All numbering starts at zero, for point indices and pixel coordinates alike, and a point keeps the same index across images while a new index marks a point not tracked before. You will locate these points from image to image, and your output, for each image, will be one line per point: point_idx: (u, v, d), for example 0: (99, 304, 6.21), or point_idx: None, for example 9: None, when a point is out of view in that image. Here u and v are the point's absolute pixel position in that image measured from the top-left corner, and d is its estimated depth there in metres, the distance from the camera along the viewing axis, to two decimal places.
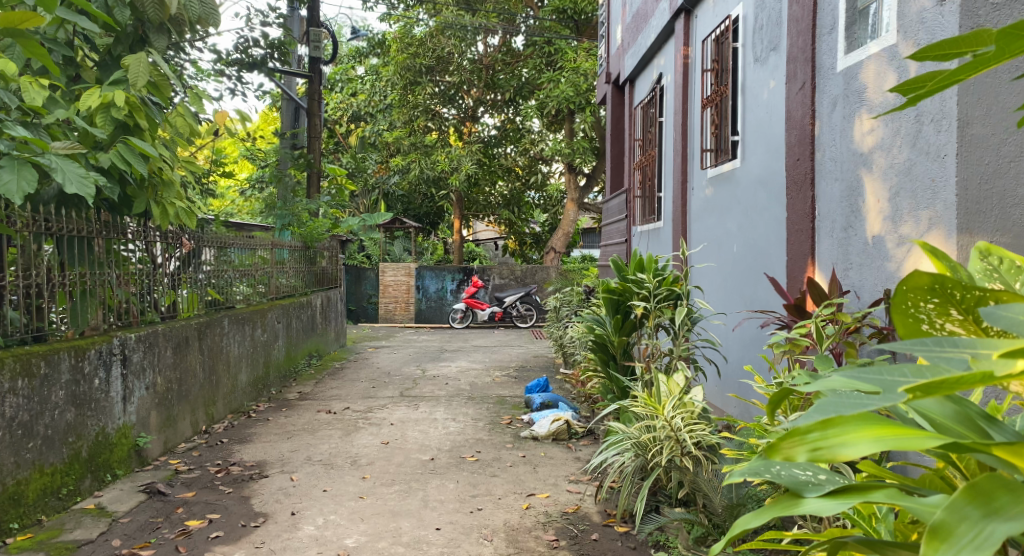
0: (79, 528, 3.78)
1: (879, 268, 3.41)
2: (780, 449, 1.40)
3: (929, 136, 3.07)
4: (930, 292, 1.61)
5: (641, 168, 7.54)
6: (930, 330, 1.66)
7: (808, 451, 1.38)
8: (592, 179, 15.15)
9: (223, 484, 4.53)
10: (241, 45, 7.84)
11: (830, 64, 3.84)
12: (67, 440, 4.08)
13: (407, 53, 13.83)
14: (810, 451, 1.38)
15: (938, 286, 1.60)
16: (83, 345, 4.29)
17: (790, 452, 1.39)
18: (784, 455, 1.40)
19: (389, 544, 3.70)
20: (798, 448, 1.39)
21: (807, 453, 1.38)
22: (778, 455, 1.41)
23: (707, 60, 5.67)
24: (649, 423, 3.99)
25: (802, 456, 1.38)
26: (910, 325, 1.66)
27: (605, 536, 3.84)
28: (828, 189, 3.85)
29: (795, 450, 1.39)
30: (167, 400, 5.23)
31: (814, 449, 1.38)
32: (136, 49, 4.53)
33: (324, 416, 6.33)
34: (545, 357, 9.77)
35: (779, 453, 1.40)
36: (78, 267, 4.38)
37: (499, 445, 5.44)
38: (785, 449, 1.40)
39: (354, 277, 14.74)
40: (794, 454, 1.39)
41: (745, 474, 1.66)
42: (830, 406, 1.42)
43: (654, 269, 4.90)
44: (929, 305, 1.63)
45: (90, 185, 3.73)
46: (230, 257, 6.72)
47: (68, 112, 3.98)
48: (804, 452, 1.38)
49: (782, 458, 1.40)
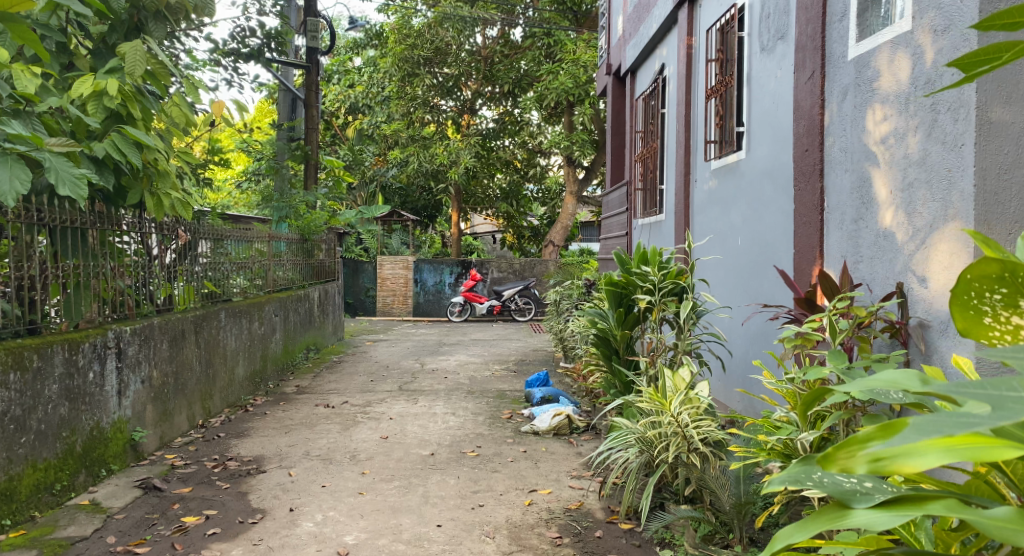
0: (73, 525, 3.70)
1: (891, 260, 3.33)
2: (836, 460, 1.35)
3: (946, 124, 2.99)
4: (998, 281, 1.58)
5: (643, 160, 7.46)
6: (992, 324, 1.61)
7: (867, 462, 1.32)
8: (592, 172, 15.05)
9: (219, 480, 4.45)
10: (237, 34, 7.75)
11: (841, 52, 3.76)
12: (60, 435, 3.99)
13: (405, 44, 13.68)
14: (870, 462, 1.32)
15: (1008, 274, 1.57)
16: (77, 338, 4.20)
17: (847, 463, 1.34)
18: (840, 467, 1.35)
19: (390, 541, 3.62)
20: (857, 459, 1.33)
21: (866, 464, 1.32)
22: (833, 467, 1.36)
23: (712, 50, 5.58)
24: (656, 419, 3.91)
25: (861, 467, 1.32)
26: (972, 318, 1.62)
27: (609, 533, 3.78)
28: (837, 180, 3.78)
29: (853, 461, 1.33)
30: (164, 394, 5.15)
31: (874, 460, 1.32)
32: (131, 37, 4.46)
33: (322, 410, 6.26)
34: (544, 351, 9.70)
35: (836, 464, 1.35)
36: (72, 259, 4.30)
37: (499, 440, 5.37)
38: (842, 460, 1.35)
39: (352, 271, 14.62)
40: (852, 466, 1.33)
41: (786, 483, 1.56)
42: (930, 427, 1.25)
43: (659, 262, 4.74)
44: (996, 296, 1.59)
45: (84, 186, 3.67)
46: (226, 249, 6.63)
47: (62, 100, 3.90)
48: (864, 463, 1.32)
49: (839, 468, 1.35)
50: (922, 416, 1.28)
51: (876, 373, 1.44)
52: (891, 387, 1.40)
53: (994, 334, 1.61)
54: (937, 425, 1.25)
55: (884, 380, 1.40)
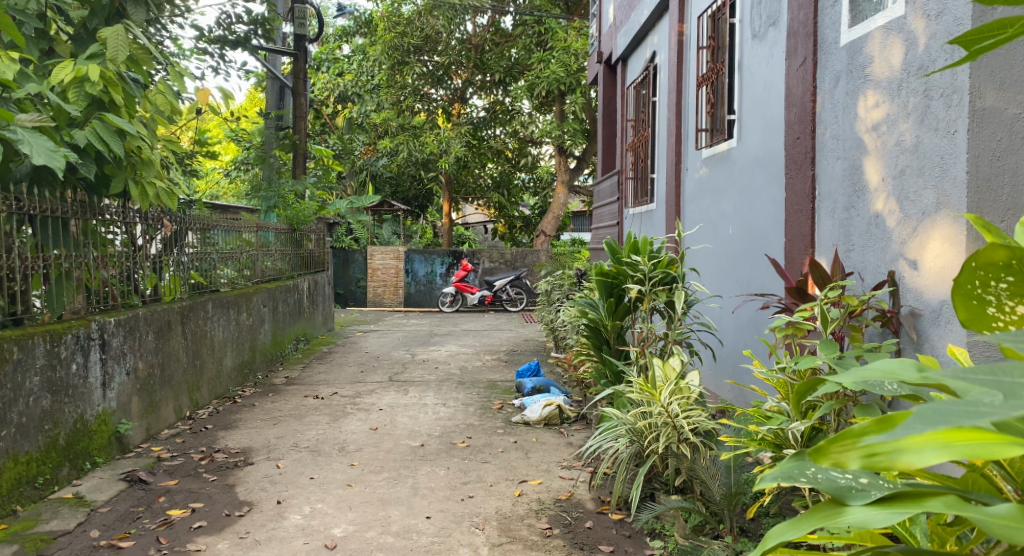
0: (55, 519, 3.64)
1: (882, 249, 3.31)
2: (829, 454, 1.31)
3: (939, 111, 2.96)
4: (1005, 269, 1.54)
5: (634, 149, 7.42)
6: (996, 314, 1.57)
7: (861, 456, 1.29)
8: (583, 161, 15.00)
9: (206, 472, 4.41)
10: (224, 21, 7.64)
11: (832, 37, 3.72)
12: (42, 428, 3.93)
13: (394, 32, 13.58)
14: (864, 456, 1.29)
15: (1015, 262, 1.53)
16: (59, 329, 4.14)
17: (841, 457, 1.30)
18: (833, 460, 1.31)
19: (378, 534, 3.59)
20: (851, 453, 1.30)
21: (859, 458, 1.29)
22: (826, 460, 1.32)
23: (702, 37, 5.52)
24: (646, 410, 3.88)
25: (855, 462, 1.29)
26: (975, 308, 1.57)
27: (599, 524, 3.75)
28: (829, 167, 3.74)
29: (846, 456, 1.30)
30: (150, 385, 5.09)
31: (868, 454, 1.29)
32: (111, 22, 4.41)
33: (312, 401, 6.22)
34: (535, 341, 9.66)
35: (829, 458, 1.31)
36: (54, 249, 4.24)
37: (490, 431, 5.34)
38: (835, 454, 1.31)
39: (342, 261, 14.54)
40: (845, 460, 1.30)
41: (778, 480, 1.50)
42: (936, 416, 1.18)
43: (648, 252, 4.72)
44: (1002, 285, 1.55)
45: (59, 158, 3.60)
46: (214, 239, 6.57)
47: (41, 87, 3.83)
48: (857, 457, 1.29)
49: (831, 463, 1.31)
50: (928, 406, 1.20)
51: (872, 360, 1.41)
52: (885, 376, 1.38)
53: (997, 325, 1.57)
54: (942, 413, 1.19)
55: (878, 367, 1.39)
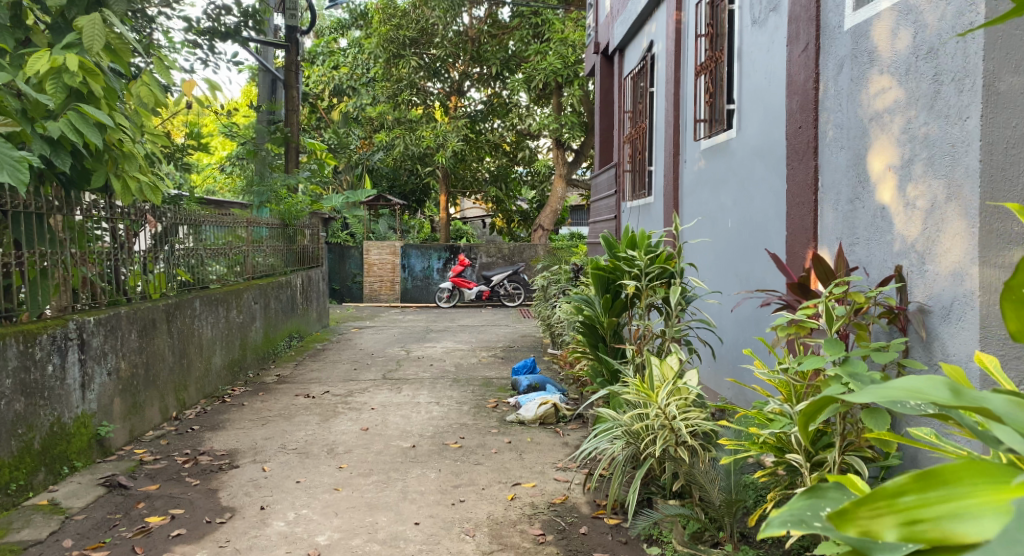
0: (27, 528, 3.51)
1: (888, 242, 3.16)
2: (859, 519, 1.18)
3: (949, 96, 2.81)
4: None
5: (632, 141, 7.28)
6: None
7: (899, 524, 1.15)
8: (581, 154, 14.87)
9: (189, 476, 4.27)
10: (213, 13, 7.47)
11: (836, 22, 3.56)
12: (16, 432, 3.79)
13: (390, 24, 13.42)
14: (902, 524, 1.15)
15: None
16: (33, 330, 3.99)
17: (875, 525, 1.17)
18: (863, 528, 1.17)
19: (364, 541, 3.45)
20: (886, 520, 1.16)
21: (897, 527, 1.15)
22: (853, 527, 1.18)
23: (701, 25, 5.36)
24: (642, 411, 3.73)
25: (891, 531, 1.15)
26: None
27: (594, 529, 3.61)
28: (832, 158, 3.59)
29: (882, 523, 1.16)
30: (133, 385, 4.95)
31: (907, 521, 1.15)
32: (91, 12, 4.19)
33: (302, 400, 6.08)
34: (532, 337, 9.52)
35: (858, 525, 1.17)
36: (28, 247, 4.09)
37: (484, 431, 5.19)
38: (866, 520, 1.17)
39: (338, 257, 14.38)
40: (879, 529, 1.16)
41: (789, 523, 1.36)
42: None
43: (646, 245, 4.54)
44: None
45: (23, 171, 3.47)
46: (202, 235, 6.38)
47: (17, 78, 3.67)
48: (894, 524, 1.16)
49: (860, 530, 1.17)
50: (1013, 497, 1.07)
51: (894, 378, 1.29)
52: (911, 395, 1.26)
53: None
54: None
55: (902, 387, 1.27)
